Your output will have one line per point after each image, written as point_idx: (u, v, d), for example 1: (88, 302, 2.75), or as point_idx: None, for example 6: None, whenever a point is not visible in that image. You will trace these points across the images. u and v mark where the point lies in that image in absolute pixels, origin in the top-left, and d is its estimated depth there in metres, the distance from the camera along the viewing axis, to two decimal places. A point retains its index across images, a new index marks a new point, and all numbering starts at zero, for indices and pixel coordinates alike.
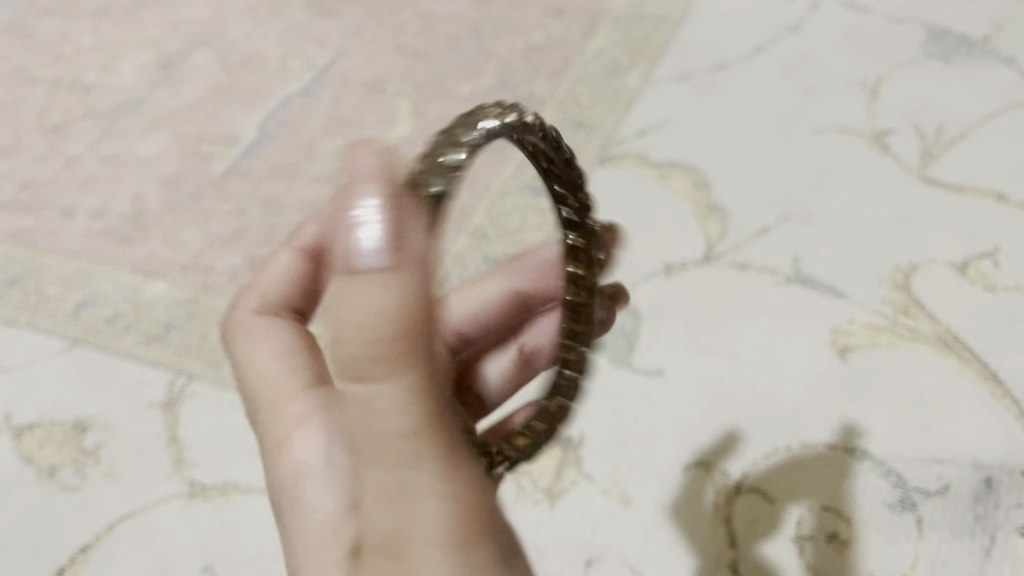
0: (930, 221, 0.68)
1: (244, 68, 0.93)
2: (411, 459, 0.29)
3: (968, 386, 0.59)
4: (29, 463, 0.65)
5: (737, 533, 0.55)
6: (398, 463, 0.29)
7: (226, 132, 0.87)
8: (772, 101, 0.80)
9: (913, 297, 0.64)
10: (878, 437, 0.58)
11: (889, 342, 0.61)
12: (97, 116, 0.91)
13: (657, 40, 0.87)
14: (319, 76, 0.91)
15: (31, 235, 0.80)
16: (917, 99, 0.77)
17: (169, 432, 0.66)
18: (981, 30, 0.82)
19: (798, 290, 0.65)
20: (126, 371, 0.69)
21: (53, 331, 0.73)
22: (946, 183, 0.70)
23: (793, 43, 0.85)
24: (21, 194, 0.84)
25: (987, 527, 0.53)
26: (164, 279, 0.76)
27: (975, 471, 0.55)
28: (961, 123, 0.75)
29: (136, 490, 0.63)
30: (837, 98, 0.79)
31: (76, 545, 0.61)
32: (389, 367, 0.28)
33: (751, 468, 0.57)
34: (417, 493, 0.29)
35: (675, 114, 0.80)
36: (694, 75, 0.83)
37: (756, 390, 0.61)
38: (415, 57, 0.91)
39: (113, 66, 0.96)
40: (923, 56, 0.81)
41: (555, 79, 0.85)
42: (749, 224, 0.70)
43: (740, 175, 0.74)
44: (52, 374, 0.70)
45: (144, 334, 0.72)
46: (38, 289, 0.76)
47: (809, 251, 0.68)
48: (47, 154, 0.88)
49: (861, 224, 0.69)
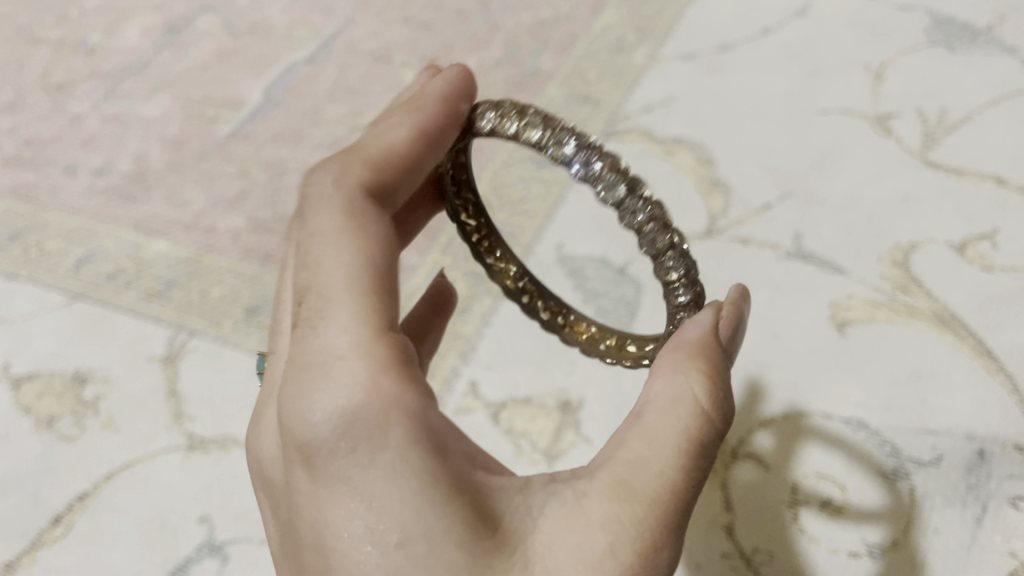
0: (931, 202, 0.69)
1: (249, 34, 0.93)
2: (616, 515, 0.33)
3: (964, 361, 0.59)
4: (27, 412, 0.66)
5: (733, 496, 0.56)
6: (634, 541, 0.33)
7: (231, 96, 0.87)
8: (776, 81, 0.80)
9: (912, 275, 0.64)
10: (875, 408, 0.58)
11: (887, 317, 0.62)
12: (100, 77, 0.91)
13: (665, 20, 0.87)
14: (326, 44, 0.91)
15: (34, 191, 0.81)
16: (920, 84, 0.78)
17: (168, 385, 0.66)
18: (985, 19, 0.82)
19: (798, 265, 0.66)
20: (127, 327, 0.70)
21: (53, 285, 0.73)
22: (948, 167, 0.71)
23: (799, 26, 0.85)
24: (22, 151, 0.84)
25: (979, 497, 0.54)
26: (165, 238, 0.76)
27: (968, 443, 0.56)
28: (964, 108, 0.75)
29: (134, 442, 0.63)
30: (842, 81, 0.79)
31: (73, 493, 0.61)
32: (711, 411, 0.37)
33: (747, 436, 0.58)
34: (568, 529, 0.33)
35: (681, 92, 0.80)
36: (700, 54, 0.84)
37: (753, 360, 0.62)
38: (422, 29, 0.91)
39: (117, 29, 0.96)
40: (928, 43, 0.81)
41: (561, 55, 0.85)
42: (752, 200, 0.71)
43: (743, 154, 0.75)
44: (51, 327, 0.70)
45: (146, 291, 0.72)
46: (39, 244, 0.76)
47: (810, 227, 0.69)
48: (49, 112, 0.88)
49: (863, 204, 0.70)
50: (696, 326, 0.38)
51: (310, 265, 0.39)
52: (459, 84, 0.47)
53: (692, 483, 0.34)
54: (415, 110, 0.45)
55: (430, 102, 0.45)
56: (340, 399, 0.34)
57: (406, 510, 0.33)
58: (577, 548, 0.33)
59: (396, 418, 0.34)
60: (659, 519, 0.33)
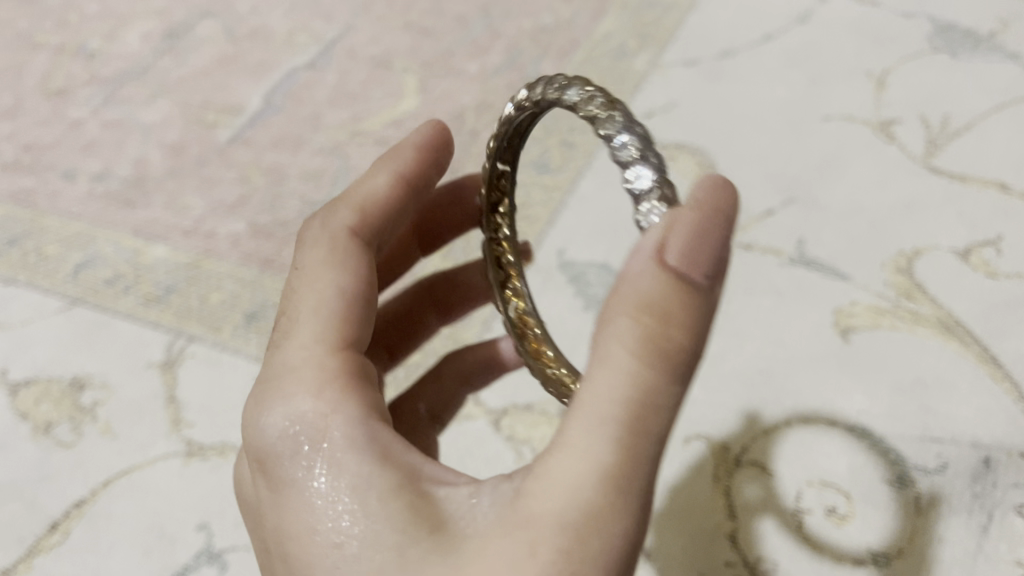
0: (935, 208, 0.69)
1: (249, 39, 0.93)
2: (538, 514, 0.30)
3: (968, 368, 0.59)
4: (24, 419, 0.65)
5: (736, 506, 0.55)
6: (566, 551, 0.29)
7: (231, 102, 0.87)
8: (779, 88, 0.80)
9: (916, 281, 0.64)
10: (879, 416, 0.58)
11: (890, 324, 0.62)
12: (100, 83, 0.90)
13: (666, 26, 0.87)
14: (326, 50, 0.91)
15: (32, 197, 0.80)
16: (923, 91, 0.77)
17: (167, 392, 0.65)
18: (987, 25, 0.82)
19: (801, 271, 0.66)
20: (125, 332, 0.69)
21: (51, 290, 0.73)
22: (951, 173, 0.71)
23: (801, 33, 0.85)
24: (21, 156, 0.84)
25: (985, 505, 0.54)
26: (165, 243, 0.75)
27: (973, 451, 0.56)
28: (967, 114, 0.75)
29: (132, 448, 0.63)
30: (844, 87, 0.79)
31: (71, 500, 0.61)
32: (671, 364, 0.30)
33: (750, 444, 0.58)
34: (499, 544, 0.30)
35: (682, 98, 0.80)
36: (702, 60, 0.83)
37: (757, 366, 0.61)
38: (423, 35, 0.90)
39: (117, 34, 0.96)
40: (930, 49, 0.81)
41: (562, 61, 0.85)
42: (754, 206, 0.71)
43: (745, 160, 0.74)
44: (49, 332, 0.70)
45: (144, 296, 0.71)
46: (38, 249, 0.76)
47: (813, 234, 0.68)
48: (49, 117, 0.87)
49: (866, 210, 0.69)
50: (643, 275, 0.31)
51: (289, 295, 0.42)
52: (436, 137, 0.50)
53: (630, 471, 0.30)
54: (394, 157, 0.49)
55: (407, 149, 0.49)
56: (320, 421, 0.35)
57: (342, 511, 0.33)
58: (505, 567, 0.29)
59: (336, 425, 0.35)
60: (592, 519, 0.30)
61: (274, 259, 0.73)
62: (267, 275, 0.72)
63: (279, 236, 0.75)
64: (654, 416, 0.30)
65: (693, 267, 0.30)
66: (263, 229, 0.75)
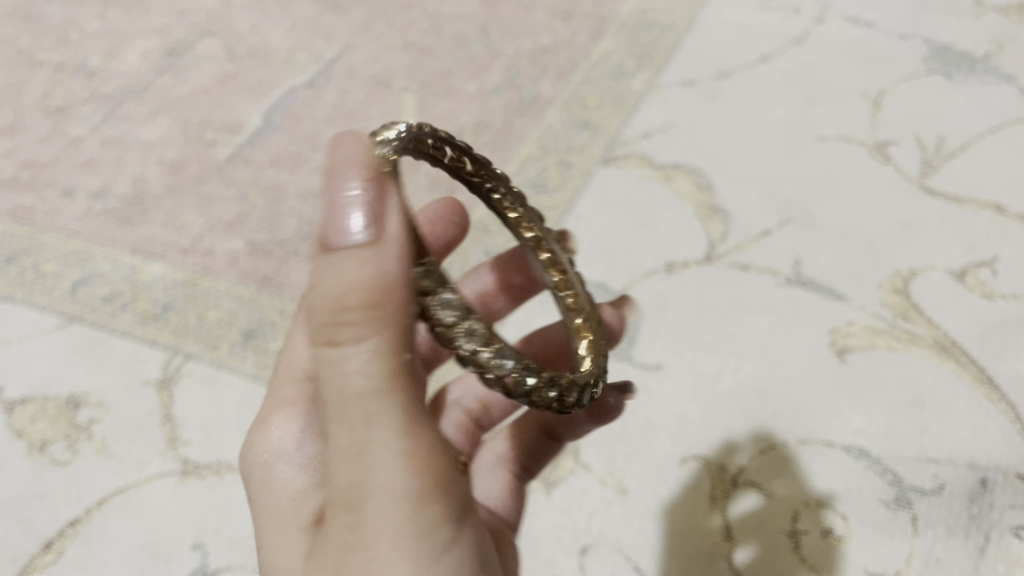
0: (931, 229, 0.69)
1: (249, 58, 0.93)
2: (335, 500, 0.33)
3: (964, 389, 0.59)
4: (20, 436, 0.65)
5: (733, 526, 0.55)
6: (351, 524, 0.32)
7: (231, 120, 0.87)
8: (776, 108, 0.81)
9: (912, 302, 0.64)
10: (875, 436, 0.58)
11: (887, 344, 0.62)
12: (100, 100, 0.91)
13: (664, 46, 0.87)
14: (326, 69, 0.91)
15: (31, 213, 0.80)
16: (919, 112, 0.78)
17: (163, 410, 0.65)
18: (982, 48, 0.83)
19: (797, 291, 0.66)
20: (122, 350, 0.69)
21: (49, 308, 0.73)
22: (947, 194, 0.71)
23: (797, 54, 0.85)
24: (20, 173, 0.84)
25: (982, 526, 0.54)
26: (162, 261, 0.75)
27: (970, 472, 0.56)
28: (962, 136, 0.76)
29: (128, 467, 0.63)
30: (841, 108, 0.80)
31: (65, 519, 0.61)
32: (366, 331, 0.30)
33: (747, 464, 0.58)
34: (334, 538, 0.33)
35: (679, 118, 0.81)
36: (699, 81, 0.84)
37: (754, 387, 0.61)
38: (422, 55, 0.91)
39: (117, 52, 0.96)
40: (925, 71, 0.82)
41: (561, 81, 0.85)
42: (751, 226, 0.71)
43: (742, 180, 0.75)
44: (46, 350, 0.70)
45: (142, 314, 0.71)
46: (36, 266, 0.76)
47: (810, 254, 0.68)
48: (49, 135, 0.88)
49: (863, 231, 0.70)
50: (347, 262, 0.29)
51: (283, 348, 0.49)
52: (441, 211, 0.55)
53: (376, 449, 0.31)
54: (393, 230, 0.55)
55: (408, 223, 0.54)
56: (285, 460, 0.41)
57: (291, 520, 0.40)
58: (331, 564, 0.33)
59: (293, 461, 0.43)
60: (358, 499, 0.32)
61: (272, 278, 0.73)
62: (265, 294, 0.72)
63: (277, 255, 0.75)
64: (366, 395, 0.31)
65: (350, 239, 0.29)
66: (261, 247, 0.75)
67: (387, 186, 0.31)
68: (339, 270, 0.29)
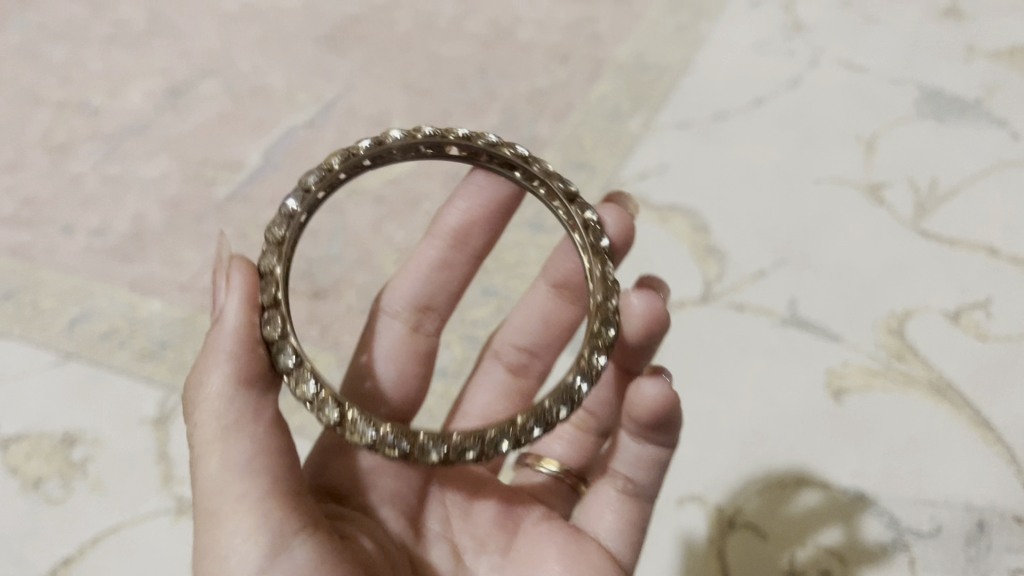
0: (926, 270, 0.69)
1: (250, 96, 0.94)
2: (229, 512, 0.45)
3: (960, 430, 0.60)
4: (14, 474, 0.65)
5: (734, 568, 0.56)
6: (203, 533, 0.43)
7: (231, 158, 0.88)
8: (770, 150, 0.81)
9: (908, 342, 0.65)
10: (872, 476, 0.59)
11: (883, 386, 0.62)
12: (102, 138, 0.92)
13: (661, 87, 0.88)
14: (326, 109, 0.92)
15: (29, 250, 0.81)
16: (912, 155, 0.79)
17: (159, 448, 0.65)
18: (973, 92, 0.84)
19: (794, 332, 0.66)
20: (119, 387, 0.69)
21: (46, 344, 0.73)
22: (940, 236, 0.72)
23: (792, 96, 0.86)
24: (20, 210, 0.85)
25: (979, 568, 0.55)
26: (160, 298, 0.76)
27: (966, 514, 0.57)
28: (954, 179, 0.77)
29: (122, 504, 0.63)
30: (835, 151, 0.80)
31: (58, 557, 0.61)
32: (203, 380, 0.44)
33: (744, 505, 0.58)
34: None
35: (674, 160, 0.81)
36: (695, 122, 0.85)
37: (750, 427, 0.62)
38: (421, 96, 0.92)
39: (119, 91, 0.97)
40: (918, 115, 0.83)
41: (558, 123, 0.86)
42: (746, 266, 0.71)
43: (738, 220, 0.75)
44: (42, 387, 0.70)
45: (139, 351, 0.71)
46: (34, 303, 0.76)
47: (805, 295, 0.69)
48: (49, 172, 0.88)
49: (858, 272, 0.70)
50: (226, 324, 0.44)
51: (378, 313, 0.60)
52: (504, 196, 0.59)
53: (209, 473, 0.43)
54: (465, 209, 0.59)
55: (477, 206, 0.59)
56: None
57: None
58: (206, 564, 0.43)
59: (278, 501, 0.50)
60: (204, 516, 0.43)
61: None
62: None
63: None
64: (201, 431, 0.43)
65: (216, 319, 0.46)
66: None
67: (234, 285, 0.45)
68: (200, 382, 0.44)
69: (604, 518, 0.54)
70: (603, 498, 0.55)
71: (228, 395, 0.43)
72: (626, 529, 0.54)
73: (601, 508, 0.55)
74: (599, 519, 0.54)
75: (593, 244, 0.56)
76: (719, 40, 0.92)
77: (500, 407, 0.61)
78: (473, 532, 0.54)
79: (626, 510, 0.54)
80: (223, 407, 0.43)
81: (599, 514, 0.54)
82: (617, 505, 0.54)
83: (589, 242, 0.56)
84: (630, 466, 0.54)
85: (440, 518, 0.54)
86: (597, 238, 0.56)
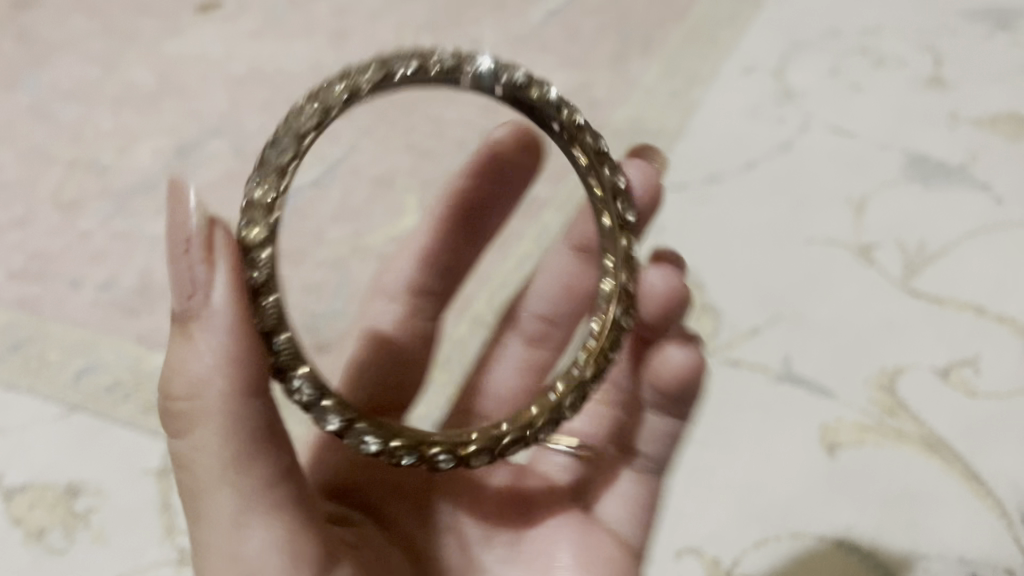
0: (915, 328, 0.71)
1: (256, 156, 0.96)
2: None
3: (952, 484, 0.62)
4: (17, 524, 0.66)
5: None
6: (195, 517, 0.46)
7: (237, 216, 0.90)
8: (763, 211, 0.84)
9: (898, 399, 0.66)
10: (866, 529, 0.61)
11: (876, 441, 0.64)
12: (111, 195, 0.94)
13: (657, 149, 0.91)
14: (332, 167, 0.94)
15: (38, 303, 0.82)
16: (900, 217, 0.81)
17: (162, 499, 0.66)
18: (958, 156, 0.87)
19: (789, 387, 0.68)
20: (124, 439, 0.70)
21: (51, 397, 0.73)
22: (929, 295, 0.74)
23: (784, 160, 0.89)
24: (30, 265, 0.87)
25: None
26: (165, 351, 0.77)
27: (959, 565, 0.59)
28: (941, 239, 0.79)
29: (125, 555, 0.64)
30: (826, 212, 0.83)
31: None
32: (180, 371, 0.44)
33: (740, 555, 0.60)
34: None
35: (670, 221, 0.84)
36: (689, 184, 0.87)
37: (747, 480, 0.63)
38: (424, 157, 0.95)
39: (128, 150, 1.00)
40: (904, 178, 0.86)
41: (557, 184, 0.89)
42: (741, 322, 0.73)
43: (732, 278, 0.78)
44: (46, 438, 0.71)
45: (144, 404, 0.72)
46: (40, 355, 0.77)
47: (799, 351, 0.71)
48: (59, 228, 0.90)
49: (850, 329, 0.72)
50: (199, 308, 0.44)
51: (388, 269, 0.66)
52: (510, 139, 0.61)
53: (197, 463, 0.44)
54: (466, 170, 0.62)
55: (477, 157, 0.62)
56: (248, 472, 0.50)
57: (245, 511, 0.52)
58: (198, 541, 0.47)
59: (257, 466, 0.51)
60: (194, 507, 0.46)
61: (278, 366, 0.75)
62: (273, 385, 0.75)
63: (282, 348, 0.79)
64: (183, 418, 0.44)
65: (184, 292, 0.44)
66: None
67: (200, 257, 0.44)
68: (178, 371, 0.44)
69: (608, 507, 0.59)
70: (615, 477, 0.61)
71: (207, 389, 0.43)
72: (633, 519, 0.59)
73: (619, 486, 0.60)
74: (591, 524, 0.58)
75: (619, 224, 0.57)
76: (714, 105, 0.95)
77: (530, 357, 0.67)
78: (481, 527, 0.57)
79: (616, 547, 0.57)
80: (201, 398, 0.44)
81: (608, 505, 0.60)
82: (632, 476, 0.60)
83: (618, 221, 0.57)
84: (654, 441, 0.60)
85: (450, 511, 0.57)
86: (627, 215, 0.57)
